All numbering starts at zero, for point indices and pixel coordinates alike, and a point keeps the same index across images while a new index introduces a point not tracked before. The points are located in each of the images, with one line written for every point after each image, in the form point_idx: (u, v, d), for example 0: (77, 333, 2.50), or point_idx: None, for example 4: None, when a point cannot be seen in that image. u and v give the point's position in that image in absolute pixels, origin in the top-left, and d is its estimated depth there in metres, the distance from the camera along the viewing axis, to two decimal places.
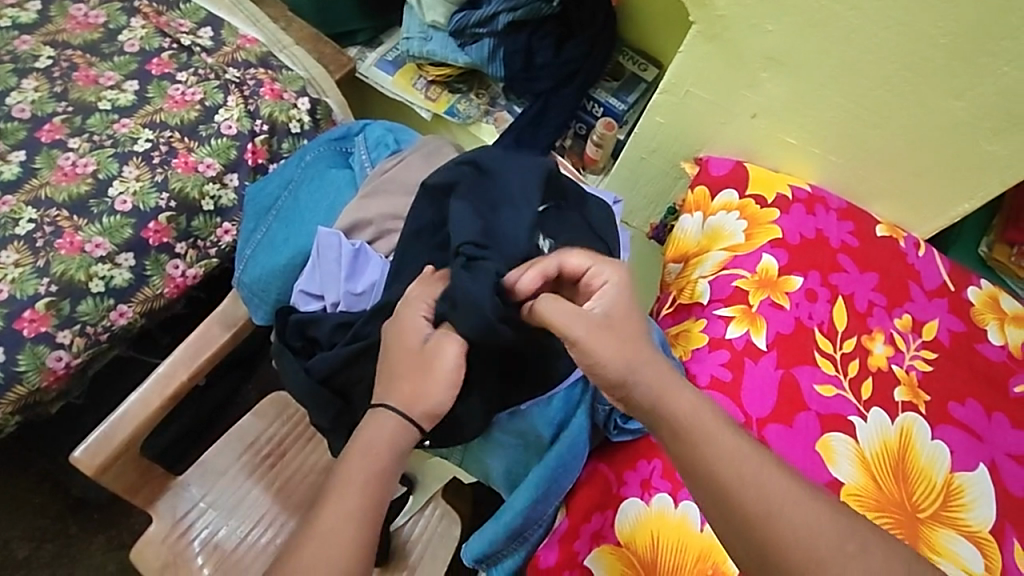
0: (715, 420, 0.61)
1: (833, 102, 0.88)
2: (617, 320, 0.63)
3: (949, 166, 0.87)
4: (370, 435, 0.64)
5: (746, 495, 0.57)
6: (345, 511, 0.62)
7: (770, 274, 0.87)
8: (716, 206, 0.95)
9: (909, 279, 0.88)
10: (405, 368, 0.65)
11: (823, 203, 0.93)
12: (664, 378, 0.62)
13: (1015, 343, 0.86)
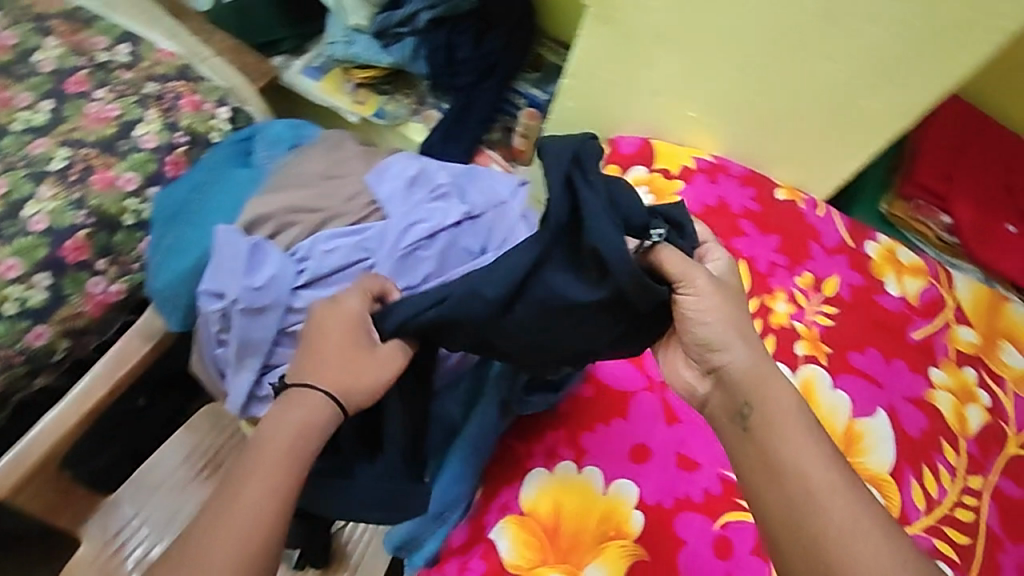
0: (802, 419, 0.62)
1: (727, 73, 0.91)
2: (729, 286, 0.66)
3: (839, 129, 0.90)
4: (301, 414, 0.63)
5: (830, 505, 0.58)
6: (263, 489, 0.60)
7: None
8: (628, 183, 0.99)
9: (809, 238, 0.92)
10: (343, 355, 0.64)
11: (725, 171, 0.96)
12: (761, 359, 0.64)
13: (912, 293, 0.91)
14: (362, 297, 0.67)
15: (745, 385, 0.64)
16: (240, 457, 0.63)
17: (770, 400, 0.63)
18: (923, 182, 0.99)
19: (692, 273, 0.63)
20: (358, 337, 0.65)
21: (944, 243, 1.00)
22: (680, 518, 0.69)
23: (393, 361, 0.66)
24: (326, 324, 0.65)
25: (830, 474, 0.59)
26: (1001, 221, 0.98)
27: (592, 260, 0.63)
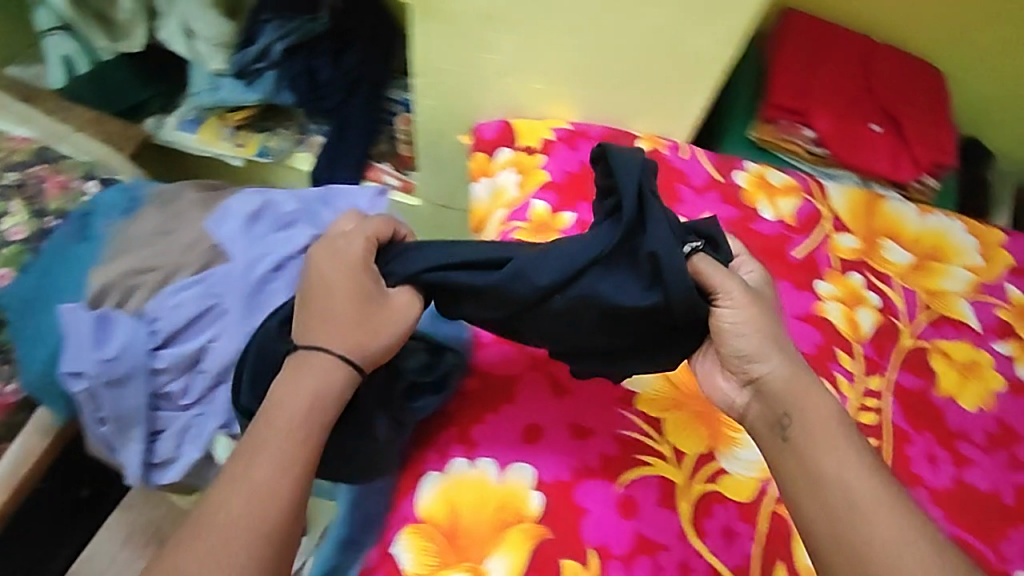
0: (846, 433, 0.62)
1: (558, 40, 0.90)
2: (764, 295, 0.67)
3: (683, 70, 0.90)
4: (314, 383, 0.62)
5: (873, 520, 0.57)
6: (273, 463, 0.60)
7: (543, 217, 0.88)
8: (499, 166, 0.97)
9: (676, 182, 0.92)
10: (354, 309, 0.64)
11: (584, 135, 0.96)
12: (799, 372, 0.65)
13: (788, 213, 0.91)
14: (368, 246, 0.67)
15: (785, 397, 0.63)
16: (247, 431, 0.62)
17: (812, 413, 0.62)
18: (783, 102, 0.98)
19: (732, 280, 0.65)
20: (366, 288, 0.65)
21: (817, 155, 1.00)
22: (581, 488, 0.69)
23: (405, 313, 0.66)
24: (332, 273, 0.65)
25: (879, 491, 0.59)
26: (862, 122, 0.99)
27: (648, 264, 0.65)
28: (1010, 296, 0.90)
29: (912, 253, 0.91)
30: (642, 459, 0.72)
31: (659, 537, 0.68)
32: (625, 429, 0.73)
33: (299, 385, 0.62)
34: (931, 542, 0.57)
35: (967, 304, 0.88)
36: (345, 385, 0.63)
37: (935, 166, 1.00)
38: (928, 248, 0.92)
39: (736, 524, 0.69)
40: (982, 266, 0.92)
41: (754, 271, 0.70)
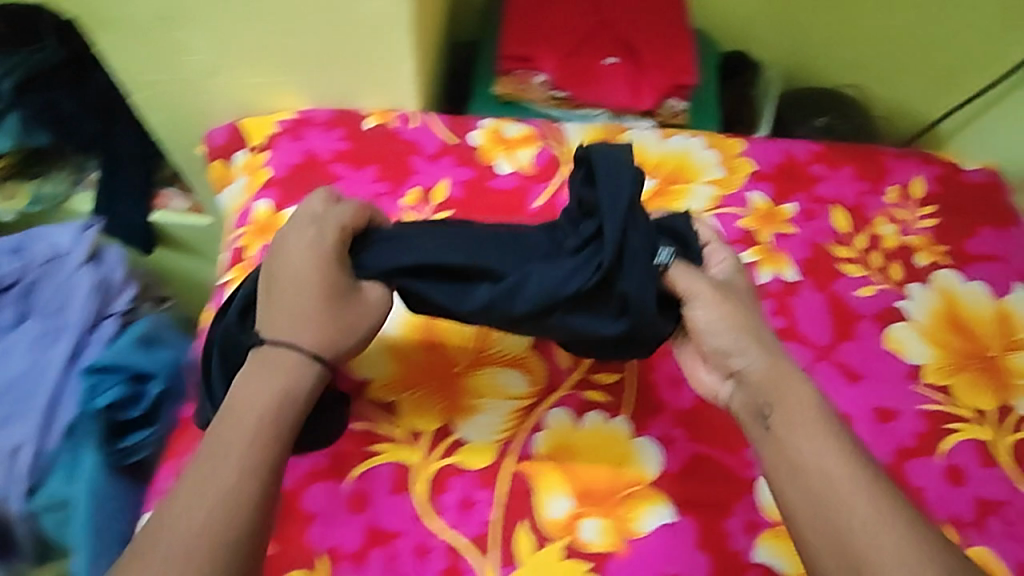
0: (825, 417, 0.64)
1: (245, 31, 0.83)
2: (732, 288, 0.69)
3: (383, 39, 0.83)
4: (282, 382, 0.64)
5: (849, 506, 0.59)
6: (234, 465, 0.60)
7: (264, 218, 0.85)
8: (234, 172, 0.93)
9: (408, 154, 0.88)
10: (325, 313, 0.66)
11: (309, 123, 0.90)
12: (778, 361, 0.66)
13: (526, 163, 0.90)
14: (341, 240, 0.68)
15: (767, 387, 0.65)
16: (215, 428, 0.62)
17: (791, 401, 0.64)
18: (511, 51, 0.95)
19: (696, 278, 0.67)
20: (337, 286, 0.67)
21: (560, 99, 0.97)
22: (306, 492, 0.73)
23: (371, 312, 0.69)
24: (307, 283, 0.66)
25: (854, 472, 0.61)
26: (596, 57, 0.97)
27: (614, 301, 0.67)
28: (755, 202, 0.90)
29: (654, 178, 0.91)
30: (371, 450, 0.75)
31: (392, 525, 0.71)
32: (352, 424, 0.76)
33: (260, 388, 0.63)
34: (901, 511, 0.59)
35: (712, 219, 0.88)
36: (314, 381, 0.66)
37: (678, 87, 0.98)
38: (669, 170, 0.91)
39: (473, 494, 0.72)
40: (726, 176, 0.91)
41: (724, 262, 0.72)
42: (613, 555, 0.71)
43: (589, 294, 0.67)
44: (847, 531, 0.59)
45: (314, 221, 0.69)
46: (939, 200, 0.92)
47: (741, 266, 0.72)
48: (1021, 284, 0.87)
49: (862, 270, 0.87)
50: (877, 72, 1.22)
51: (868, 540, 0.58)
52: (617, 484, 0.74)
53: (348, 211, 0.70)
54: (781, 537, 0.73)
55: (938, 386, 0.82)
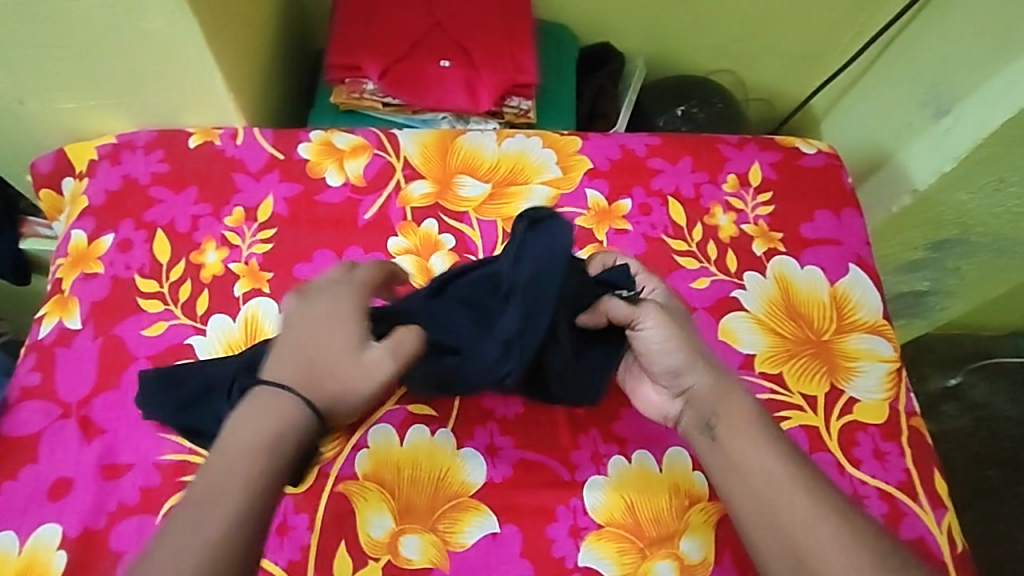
0: (765, 424, 0.65)
1: (36, 55, 0.78)
2: (675, 310, 0.69)
3: (184, 57, 0.79)
4: (273, 423, 0.57)
5: (793, 506, 0.60)
6: (224, 515, 0.53)
7: (82, 248, 0.81)
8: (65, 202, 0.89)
9: (231, 173, 0.86)
10: (330, 361, 0.59)
11: (129, 146, 0.87)
12: (725, 378, 0.67)
13: (356, 174, 0.88)
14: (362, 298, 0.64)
15: (713, 401, 0.65)
16: (204, 473, 0.55)
17: (735, 411, 0.65)
18: (339, 59, 0.95)
19: (643, 307, 0.67)
20: (349, 336, 0.61)
21: (397, 105, 0.98)
22: (114, 532, 0.67)
23: (377, 367, 0.60)
24: (314, 333, 0.61)
25: (796, 470, 0.62)
26: (431, 60, 0.98)
27: (536, 381, 0.73)
28: (591, 199, 0.90)
29: (488, 181, 0.90)
30: (185, 480, 0.69)
31: None
32: (164, 453, 0.70)
33: (258, 429, 0.56)
34: (839, 512, 0.60)
35: None
36: (310, 435, 0.58)
37: (517, 86, 0.99)
38: (504, 172, 0.91)
39: (288, 518, 0.70)
40: (561, 177, 0.91)
41: (656, 287, 0.73)
42: (434, 570, 0.69)
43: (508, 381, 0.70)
44: (790, 529, 0.60)
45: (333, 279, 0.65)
46: (774, 186, 0.93)
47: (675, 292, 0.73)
48: (856, 265, 0.89)
49: (699, 262, 0.88)
50: (738, 56, 1.26)
51: (808, 539, 0.59)
52: (443, 496, 0.72)
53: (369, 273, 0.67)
54: (607, 538, 0.71)
55: (771, 375, 0.81)
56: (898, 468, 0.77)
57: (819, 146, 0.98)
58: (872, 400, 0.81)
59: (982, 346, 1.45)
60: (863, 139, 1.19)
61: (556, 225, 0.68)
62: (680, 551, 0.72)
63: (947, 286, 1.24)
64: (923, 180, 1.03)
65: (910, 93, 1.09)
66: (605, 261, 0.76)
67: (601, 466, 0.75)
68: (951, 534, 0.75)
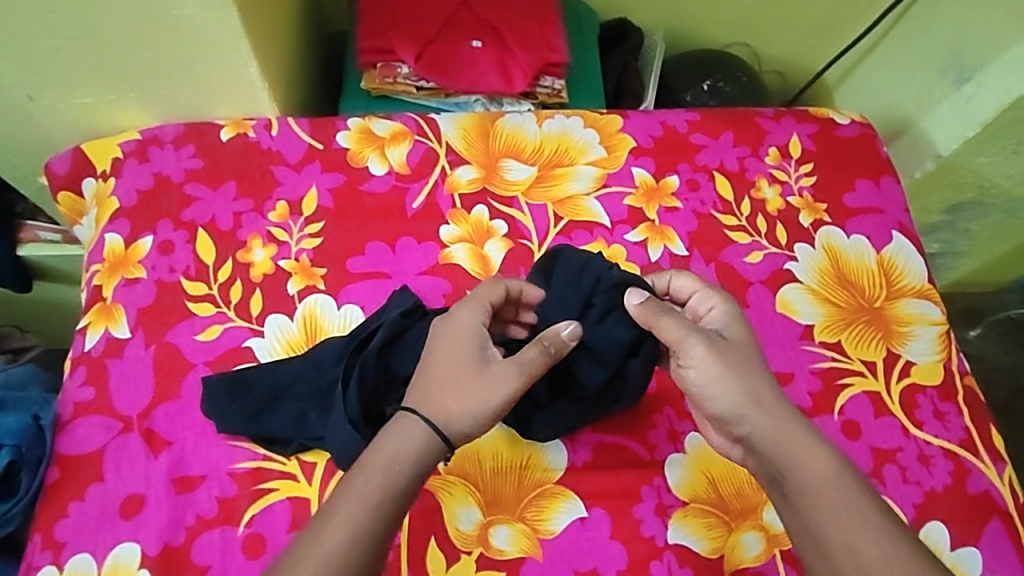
0: (834, 470, 0.61)
1: (55, 47, 0.73)
2: (732, 344, 0.65)
3: (217, 44, 0.74)
4: (392, 444, 0.58)
5: (848, 555, 0.59)
6: (343, 533, 0.55)
7: (118, 252, 0.76)
8: (88, 204, 0.84)
9: (270, 166, 0.82)
10: (458, 383, 0.60)
11: (157, 142, 0.82)
12: (785, 426, 0.63)
13: (399, 162, 0.85)
14: (491, 324, 0.64)
15: (774, 450, 0.62)
16: (343, 481, 0.59)
17: (795, 460, 0.62)
18: (369, 44, 0.92)
19: (690, 341, 0.64)
20: (472, 357, 0.62)
21: (431, 89, 0.94)
22: (194, 546, 0.64)
23: (504, 383, 0.61)
24: (446, 359, 0.62)
25: (854, 518, 0.60)
26: (461, 40, 0.94)
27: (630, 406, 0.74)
28: (638, 177, 0.89)
29: (533, 164, 0.88)
30: (264, 487, 0.66)
31: None
32: (238, 462, 0.67)
33: (391, 447, 0.58)
34: (903, 552, 0.59)
35: (595, 201, 0.87)
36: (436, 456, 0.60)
37: (549, 65, 0.97)
38: (549, 154, 0.89)
39: None
40: (606, 156, 0.90)
41: (715, 305, 0.69)
42: (529, 559, 0.68)
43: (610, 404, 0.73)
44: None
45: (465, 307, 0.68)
46: (815, 157, 0.94)
47: (736, 310, 0.68)
48: (898, 232, 0.91)
49: (750, 236, 0.88)
50: (753, 29, 1.26)
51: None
52: (528, 485, 0.71)
53: (498, 292, 0.67)
54: (693, 515, 0.72)
55: (829, 344, 0.83)
56: (957, 426, 0.80)
57: (851, 116, 0.99)
58: (926, 362, 0.83)
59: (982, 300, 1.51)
60: (881, 107, 1.21)
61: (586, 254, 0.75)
62: (765, 522, 0.72)
63: (955, 248, 1.28)
64: (946, 146, 1.06)
65: (928, 61, 1.11)
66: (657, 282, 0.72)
67: (679, 443, 0.75)
68: (1012, 485, 0.78)
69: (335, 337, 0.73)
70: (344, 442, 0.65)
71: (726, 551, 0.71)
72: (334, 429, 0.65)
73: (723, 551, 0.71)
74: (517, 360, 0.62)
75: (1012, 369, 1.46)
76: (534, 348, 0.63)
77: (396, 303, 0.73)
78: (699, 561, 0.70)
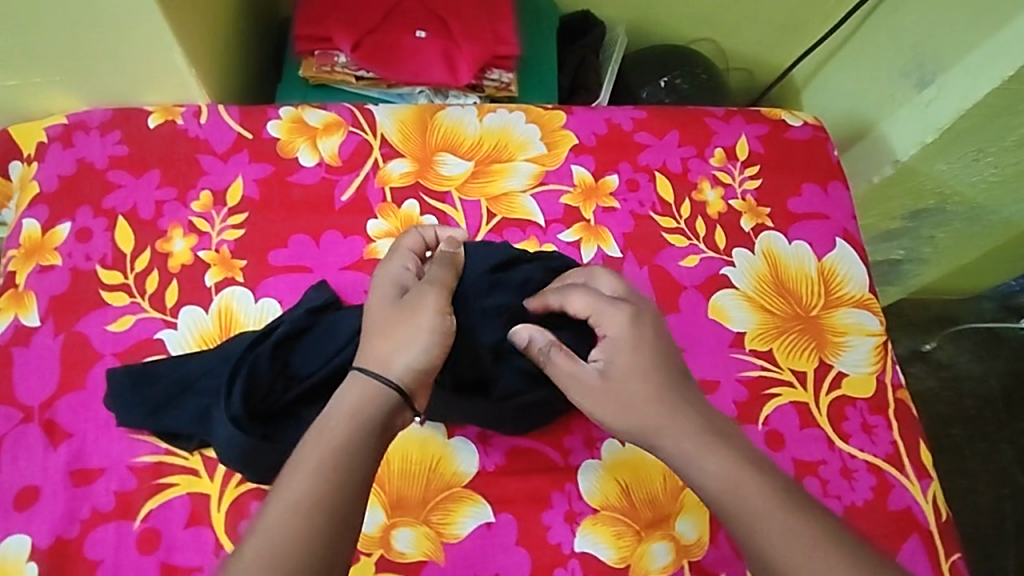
0: (738, 478, 0.59)
1: None
2: (621, 369, 0.63)
3: (135, 31, 0.72)
4: (347, 405, 0.57)
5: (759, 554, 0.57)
6: (293, 502, 0.52)
7: (35, 238, 0.76)
8: (13, 188, 0.83)
9: (196, 154, 0.81)
10: (386, 324, 0.61)
11: (82, 128, 0.81)
12: (684, 443, 0.61)
13: (330, 153, 0.83)
14: (410, 265, 0.67)
15: (674, 461, 0.61)
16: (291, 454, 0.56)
17: (700, 468, 0.60)
18: (306, 31, 0.91)
19: (577, 373, 0.64)
20: (391, 300, 0.64)
21: (371, 79, 0.93)
22: (88, 540, 0.64)
23: (426, 305, 0.62)
24: (371, 310, 0.63)
25: (771, 517, 0.57)
26: (405, 30, 0.93)
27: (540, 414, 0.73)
28: (576, 176, 0.87)
29: (470, 159, 0.86)
30: (163, 482, 0.66)
31: (186, 562, 0.64)
32: (139, 455, 0.67)
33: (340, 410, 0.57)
34: (823, 541, 0.56)
35: (531, 199, 0.85)
36: (394, 410, 0.58)
37: (497, 58, 0.95)
38: (487, 149, 0.87)
39: None
40: (546, 153, 0.88)
41: (607, 331, 0.65)
42: (429, 562, 0.68)
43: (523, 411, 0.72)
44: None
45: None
46: (762, 159, 0.92)
47: (635, 322, 0.65)
48: (842, 240, 0.89)
49: (687, 239, 0.86)
50: (718, 25, 1.24)
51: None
52: (436, 488, 0.71)
53: (413, 238, 0.69)
54: (602, 523, 0.71)
55: (760, 352, 0.81)
56: (885, 441, 0.78)
57: (804, 118, 0.96)
58: (859, 373, 0.82)
59: (943, 307, 1.49)
60: (844, 108, 1.18)
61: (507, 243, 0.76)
62: (675, 532, 0.72)
63: (920, 254, 1.26)
64: (904, 151, 1.03)
65: (893, 62, 1.08)
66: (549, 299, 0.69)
67: (595, 450, 0.74)
68: (936, 503, 0.77)
69: (249, 331, 0.72)
70: (229, 439, 0.65)
71: (633, 561, 0.70)
72: (218, 427, 0.66)
73: (629, 561, 0.70)
74: (429, 275, 0.64)
75: (983, 378, 1.45)
76: (438, 266, 0.65)
77: (307, 299, 0.73)
78: (604, 570, 0.69)
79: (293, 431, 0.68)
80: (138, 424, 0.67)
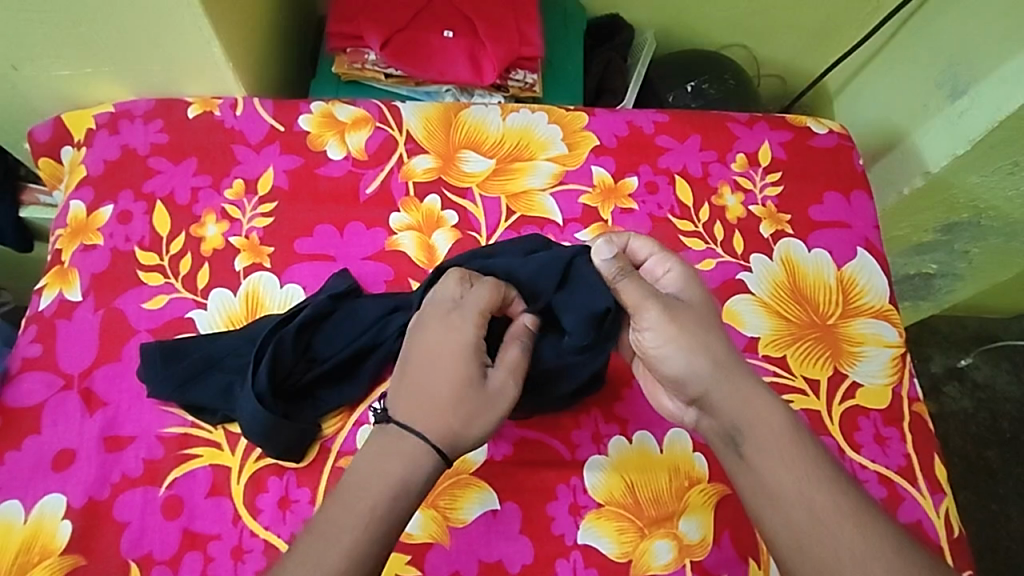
0: (790, 435, 0.61)
1: (25, 22, 0.75)
2: (688, 309, 0.65)
3: (176, 25, 0.76)
4: (397, 464, 0.58)
5: (797, 511, 0.58)
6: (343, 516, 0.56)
7: (81, 218, 0.81)
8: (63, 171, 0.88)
9: (231, 144, 0.84)
10: (465, 407, 0.60)
11: (127, 116, 0.85)
12: (739, 389, 0.62)
13: (357, 148, 0.86)
14: (482, 327, 0.64)
15: (729, 412, 0.62)
16: (344, 477, 0.59)
17: (756, 422, 0.61)
18: (339, 29, 0.95)
19: (646, 306, 0.64)
20: (470, 373, 0.61)
21: (399, 77, 0.96)
22: (117, 502, 0.68)
23: (504, 397, 0.63)
24: (448, 380, 0.61)
25: (814, 477, 0.59)
26: (433, 30, 0.96)
27: (549, 407, 0.74)
28: (596, 177, 0.88)
29: (492, 157, 0.88)
30: (188, 453, 0.70)
31: (206, 529, 0.67)
32: (167, 426, 0.71)
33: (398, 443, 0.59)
34: (855, 508, 0.58)
35: (551, 198, 0.87)
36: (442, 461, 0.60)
37: (522, 59, 0.97)
38: (509, 148, 0.89)
39: (290, 492, 0.69)
40: (567, 153, 0.89)
41: (672, 268, 0.68)
42: (434, 545, 0.70)
43: (530, 395, 0.73)
44: (803, 537, 0.58)
45: (452, 307, 0.64)
46: (784, 166, 0.92)
47: (692, 274, 0.68)
48: (864, 249, 0.88)
49: (704, 243, 0.86)
50: (748, 31, 1.23)
51: (820, 534, 0.57)
52: (444, 473, 0.73)
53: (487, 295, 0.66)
54: (606, 517, 0.72)
55: (774, 358, 0.81)
56: (898, 453, 0.78)
57: (830, 126, 0.95)
58: (875, 384, 0.81)
59: (975, 325, 1.46)
60: (878, 118, 1.17)
61: (508, 243, 0.78)
62: (679, 531, 0.72)
63: (955, 270, 1.21)
64: (936, 163, 1.00)
65: (927, 73, 1.07)
66: (617, 241, 0.69)
67: (601, 446, 0.75)
68: (949, 518, 0.76)
69: (274, 314, 0.76)
70: (251, 413, 0.68)
71: (635, 556, 0.71)
72: (242, 402, 0.69)
73: (631, 557, 0.71)
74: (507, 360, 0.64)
75: (1022, 401, 1.41)
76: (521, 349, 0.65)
77: (330, 286, 0.76)
78: (605, 564, 0.70)
79: (310, 411, 0.71)
80: (166, 394, 0.71)
